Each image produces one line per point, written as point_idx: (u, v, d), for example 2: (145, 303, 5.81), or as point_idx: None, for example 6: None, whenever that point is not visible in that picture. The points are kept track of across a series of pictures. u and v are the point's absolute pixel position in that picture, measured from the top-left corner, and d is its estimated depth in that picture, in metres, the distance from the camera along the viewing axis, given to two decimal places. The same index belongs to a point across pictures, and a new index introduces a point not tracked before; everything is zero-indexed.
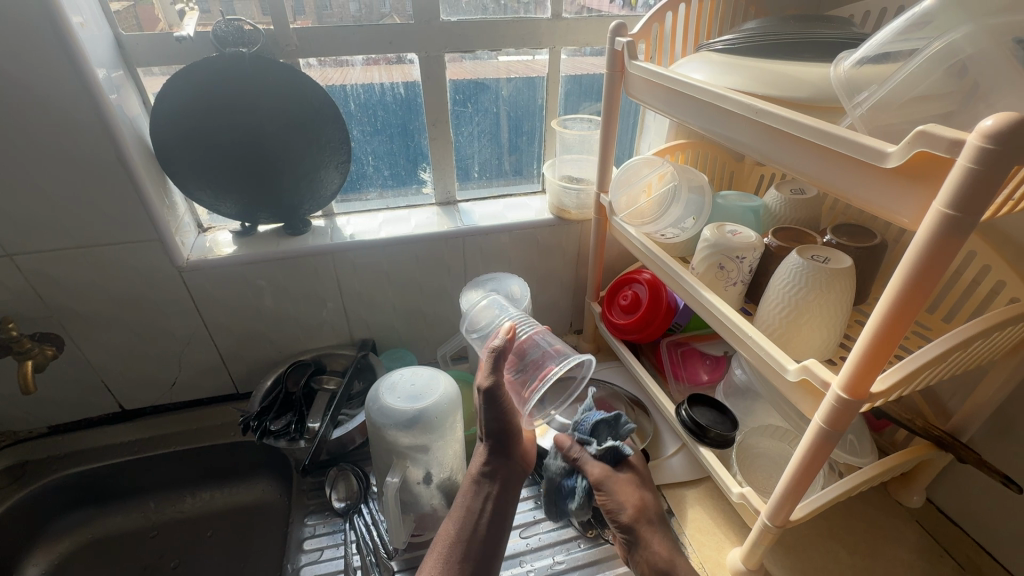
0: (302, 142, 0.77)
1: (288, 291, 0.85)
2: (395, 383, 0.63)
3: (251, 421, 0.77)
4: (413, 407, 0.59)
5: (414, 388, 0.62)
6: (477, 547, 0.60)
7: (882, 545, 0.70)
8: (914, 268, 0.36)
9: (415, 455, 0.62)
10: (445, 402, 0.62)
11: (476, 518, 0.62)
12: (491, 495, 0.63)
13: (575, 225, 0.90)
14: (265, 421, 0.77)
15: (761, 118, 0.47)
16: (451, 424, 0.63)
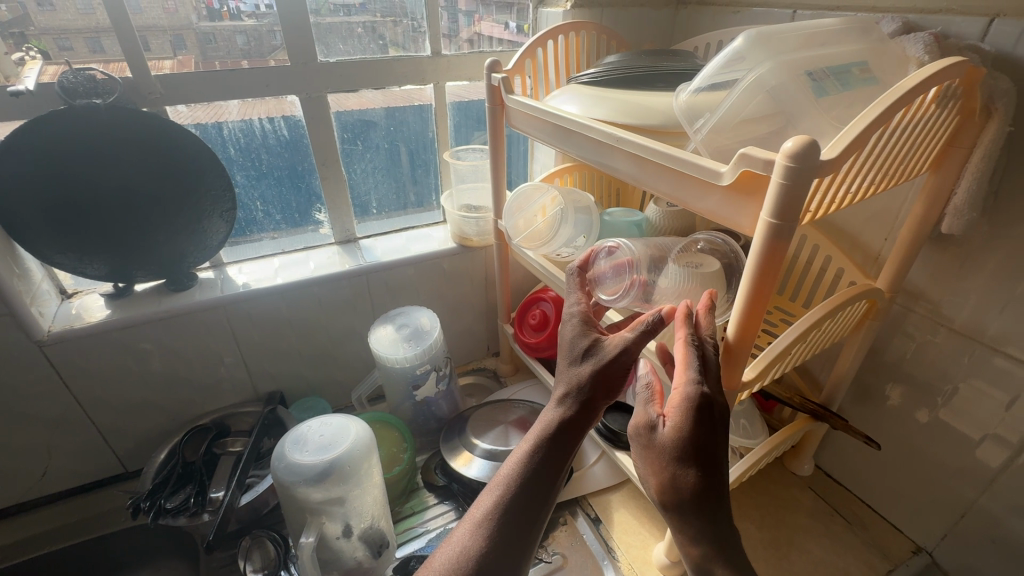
0: (179, 193, 0.73)
1: (176, 352, 0.78)
2: (303, 436, 0.60)
3: (142, 501, 0.68)
4: (323, 458, 0.57)
5: (323, 439, 0.59)
6: (513, 534, 0.49)
7: (783, 514, 0.77)
8: (758, 269, 0.41)
9: (330, 509, 0.59)
10: (358, 449, 0.59)
11: (521, 491, 0.50)
12: (543, 465, 0.51)
13: (479, 251, 0.92)
14: (158, 499, 0.69)
15: (622, 145, 0.52)
16: (366, 471, 0.60)
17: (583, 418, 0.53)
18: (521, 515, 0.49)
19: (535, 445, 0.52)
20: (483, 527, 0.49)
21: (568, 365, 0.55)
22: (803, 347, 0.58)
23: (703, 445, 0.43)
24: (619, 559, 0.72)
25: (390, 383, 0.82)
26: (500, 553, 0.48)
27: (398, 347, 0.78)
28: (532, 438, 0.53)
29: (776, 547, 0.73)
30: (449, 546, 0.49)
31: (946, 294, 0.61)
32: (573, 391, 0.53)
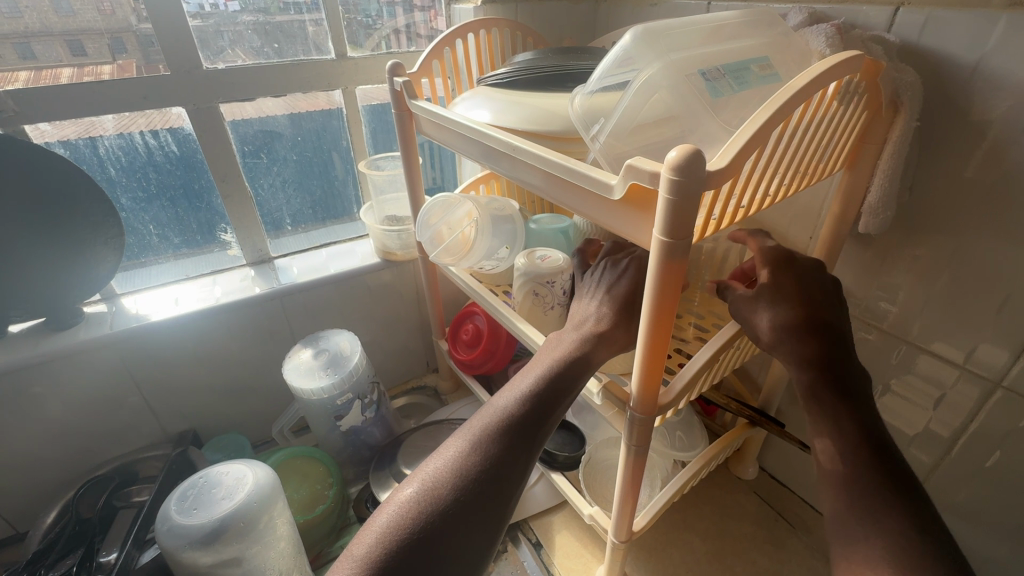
0: (48, 221, 0.64)
1: (63, 398, 0.70)
2: (196, 491, 0.54)
3: (19, 574, 0.61)
4: (212, 517, 0.51)
5: (219, 491, 0.54)
6: (498, 473, 0.43)
7: (729, 523, 0.75)
8: (657, 289, 0.38)
9: (228, 568, 0.53)
10: (257, 501, 0.54)
11: (514, 429, 0.45)
12: (540, 407, 0.47)
13: (406, 265, 0.87)
14: (39, 568, 0.62)
15: (519, 155, 0.47)
16: (268, 523, 0.54)
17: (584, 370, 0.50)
18: (508, 454, 0.44)
19: (538, 385, 0.48)
20: (491, 431, 0.45)
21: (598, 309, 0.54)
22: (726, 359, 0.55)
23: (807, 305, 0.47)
24: None
25: (311, 414, 0.76)
26: (502, 460, 0.44)
27: (312, 378, 0.71)
28: (534, 377, 0.48)
29: (720, 559, 0.70)
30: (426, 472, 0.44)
31: (871, 291, 0.59)
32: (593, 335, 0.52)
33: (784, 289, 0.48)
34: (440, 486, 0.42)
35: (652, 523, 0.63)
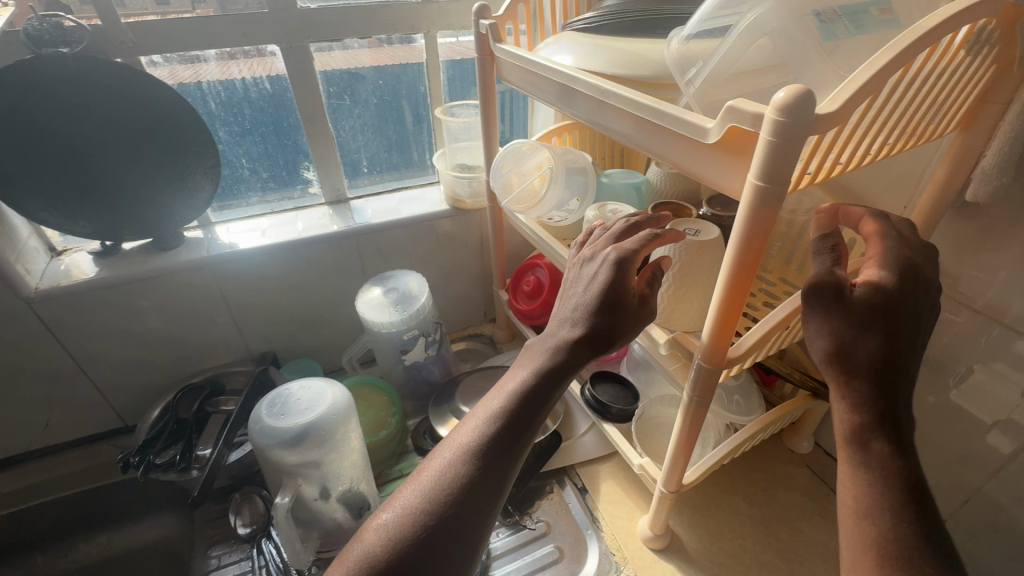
0: (157, 146, 0.70)
1: (165, 311, 0.78)
2: (283, 400, 0.59)
3: (131, 457, 0.70)
4: (297, 422, 0.56)
5: (301, 403, 0.59)
6: (492, 470, 0.41)
7: (777, 491, 0.75)
8: (744, 238, 0.38)
9: (308, 470, 0.59)
10: (334, 414, 0.59)
11: (508, 426, 0.43)
12: (534, 396, 0.44)
13: (473, 213, 0.88)
14: (148, 455, 0.70)
15: (607, 99, 0.47)
16: (344, 435, 0.60)
17: (588, 354, 0.47)
18: (502, 450, 0.42)
19: (534, 376, 0.45)
20: (468, 450, 0.42)
21: (584, 310, 0.48)
22: (801, 321, 0.54)
23: (898, 325, 0.39)
24: (604, 531, 0.71)
25: (379, 347, 0.81)
26: (481, 484, 0.40)
27: (383, 312, 0.76)
28: (509, 394, 0.44)
29: (766, 525, 0.71)
30: (416, 483, 0.41)
31: (967, 268, 0.56)
32: (585, 326, 0.47)
33: (878, 304, 0.39)
34: (412, 513, 0.39)
35: (702, 478, 0.64)
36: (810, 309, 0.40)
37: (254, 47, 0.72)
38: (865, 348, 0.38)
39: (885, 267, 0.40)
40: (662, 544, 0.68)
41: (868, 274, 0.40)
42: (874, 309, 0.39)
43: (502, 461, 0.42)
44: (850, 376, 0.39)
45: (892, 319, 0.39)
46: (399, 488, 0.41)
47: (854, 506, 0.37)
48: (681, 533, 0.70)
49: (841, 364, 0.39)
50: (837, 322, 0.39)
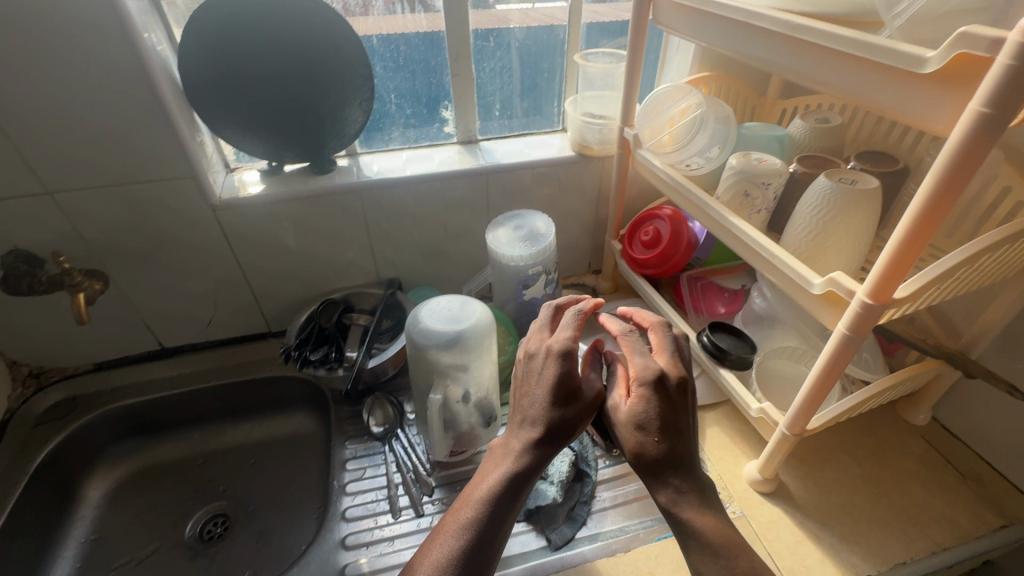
0: (326, 76, 0.77)
1: (316, 230, 0.87)
2: (434, 311, 0.65)
3: (291, 350, 0.83)
4: (450, 331, 0.62)
5: (450, 314, 0.65)
6: (483, 548, 0.48)
7: (889, 457, 0.75)
8: (947, 168, 0.39)
9: (452, 374, 0.65)
10: (479, 328, 0.65)
11: (489, 508, 0.49)
12: (511, 493, 0.50)
13: (597, 161, 0.91)
14: (304, 352, 0.83)
15: (797, 35, 0.48)
16: (487, 346, 0.66)
17: (545, 459, 0.51)
18: (485, 530, 0.49)
19: (504, 478, 0.50)
20: (458, 545, 0.48)
21: (540, 393, 0.52)
22: (956, 279, 0.53)
23: (676, 432, 0.50)
24: (709, 471, 0.74)
25: (500, 281, 0.86)
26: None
27: (513, 246, 0.81)
28: (488, 492, 0.50)
29: (876, 485, 0.71)
30: (430, 554, 0.48)
31: None
32: (533, 434, 0.52)
33: (654, 412, 0.50)
34: None
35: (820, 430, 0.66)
36: (641, 468, 0.50)
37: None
38: (649, 459, 0.50)
39: (648, 404, 0.50)
40: (769, 488, 0.70)
41: (633, 407, 0.51)
42: (659, 437, 0.49)
43: (485, 554, 0.48)
44: (650, 469, 0.50)
45: (658, 424, 0.50)
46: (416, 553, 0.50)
47: (711, 522, 0.49)
48: (788, 482, 0.72)
49: (650, 469, 0.50)
50: (625, 422, 0.51)
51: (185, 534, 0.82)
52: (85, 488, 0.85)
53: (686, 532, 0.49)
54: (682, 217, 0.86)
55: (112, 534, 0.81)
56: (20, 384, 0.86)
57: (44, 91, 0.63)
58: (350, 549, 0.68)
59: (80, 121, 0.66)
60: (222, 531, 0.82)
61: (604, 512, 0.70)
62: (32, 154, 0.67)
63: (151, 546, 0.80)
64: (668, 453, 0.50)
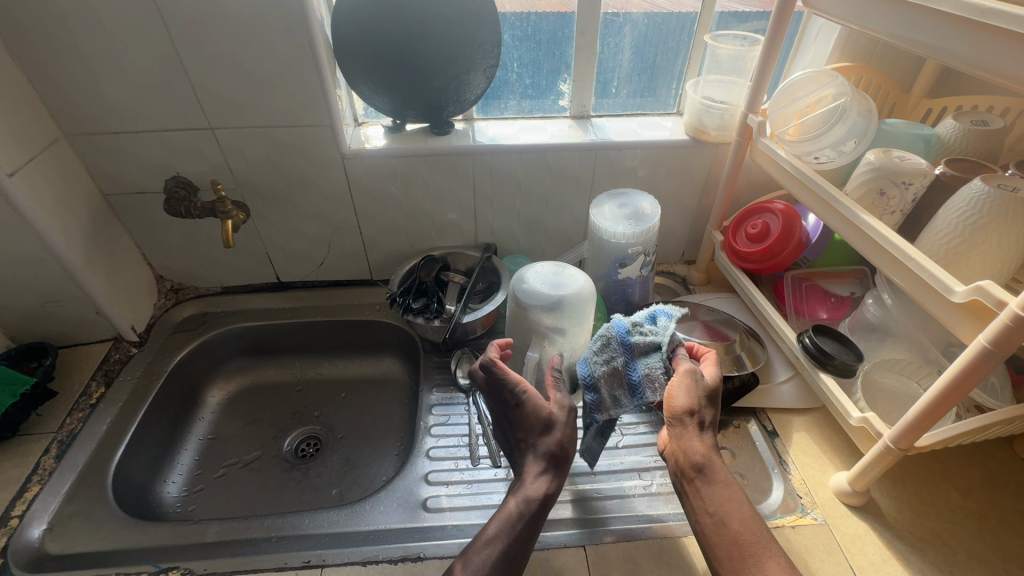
0: (459, 40, 0.80)
1: (427, 188, 0.91)
2: (539, 276, 0.70)
3: (395, 298, 0.89)
4: (556, 292, 0.66)
5: (555, 279, 0.70)
6: (520, 552, 0.55)
7: (1001, 494, 0.69)
8: None
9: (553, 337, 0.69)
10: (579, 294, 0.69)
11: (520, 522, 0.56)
12: (533, 513, 0.57)
13: (711, 148, 0.88)
14: (407, 300, 0.89)
15: (985, 20, 0.44)
16: (586, 312, 0.70)
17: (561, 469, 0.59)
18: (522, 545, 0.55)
19: (517, 501, 0.57)
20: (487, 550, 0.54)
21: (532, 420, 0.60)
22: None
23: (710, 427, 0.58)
24: (792, 474, 0.72)
25: (596, 256, 0.87)
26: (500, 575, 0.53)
27: (617, 223, 0.82)
28: (509, 508, 0.57)
29: (982, 520, 0.66)
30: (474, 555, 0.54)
31: None
32: (540, 461, 0.59)
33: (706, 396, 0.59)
34: None
35: (929, 449, 0.60)
36: (694, 453, 0.57)
37: None
38: (700, 449, 0.57)
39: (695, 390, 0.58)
40: (858, 502, 0.67)
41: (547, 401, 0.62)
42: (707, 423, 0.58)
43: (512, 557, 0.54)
44: (700, 460, 0.56)
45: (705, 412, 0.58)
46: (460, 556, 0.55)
47: (748, 525, 0.53)
48: (880, 500, 0.68)
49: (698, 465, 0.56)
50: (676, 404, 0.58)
51: (282, 448, 0.91)
52: (205, 394, 0.96)
53: (705, 511, 0.55)
54: (796, 213, 0.83)
55: (223, 436, 0.92)
56: (163, 295, 0.99)
57: (222, 35, 0.71)
58: (431, 484, 0.73)
59: (246, 63, 0.74)
60: (313, 451, 0.91)
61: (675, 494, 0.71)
62: (204, 91, 0.76)
63: (254, 452, 0.90)
64: (705, 452, 0.57)
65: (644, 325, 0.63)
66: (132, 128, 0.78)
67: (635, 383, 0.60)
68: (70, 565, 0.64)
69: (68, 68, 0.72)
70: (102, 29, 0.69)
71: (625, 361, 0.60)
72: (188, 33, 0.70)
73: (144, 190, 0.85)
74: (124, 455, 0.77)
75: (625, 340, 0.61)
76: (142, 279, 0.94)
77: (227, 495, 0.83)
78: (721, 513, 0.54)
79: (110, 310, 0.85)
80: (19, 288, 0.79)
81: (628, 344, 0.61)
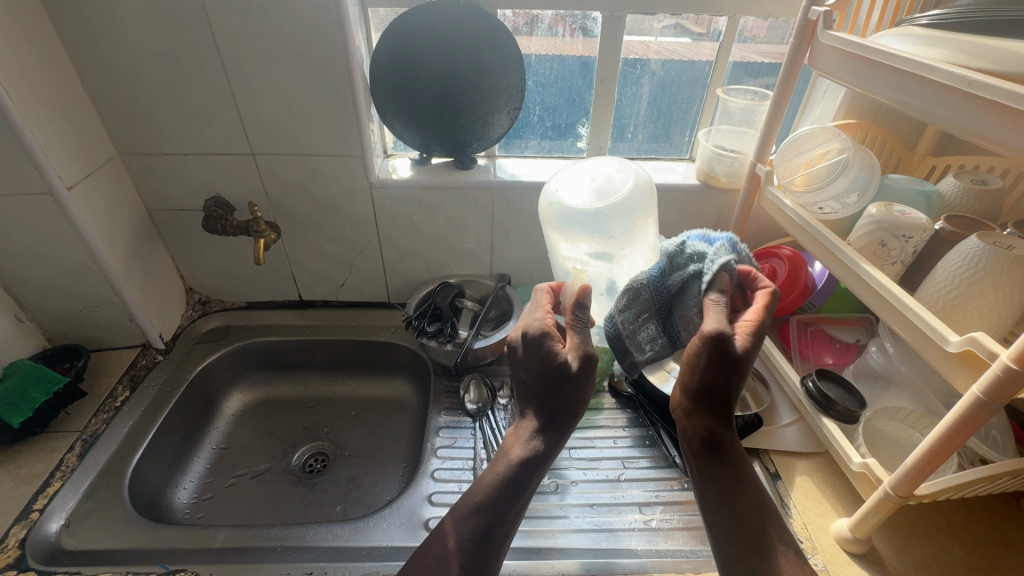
0: (486, 84, 0.87)
1: (448, 218, 0.96)
2: None
3: (411, 321, 0.93)
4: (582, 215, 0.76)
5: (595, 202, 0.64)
6: (505, 513, 0.60)
7: (1007, 552, 0.68)
8: None
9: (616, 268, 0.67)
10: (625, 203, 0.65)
11: (514, 479, 0.61)
12: (525, 471, 0.61)
13: (721, 193, 0.92)
14: (422, 323, 0.92)
15: (974, 91, 0.48)
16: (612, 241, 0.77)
17: (557, 433, 0.62)
18: (515, 503, 0.61)
19: (514, 458, 0.62)
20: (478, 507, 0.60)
21: (537, 359, 0.60)
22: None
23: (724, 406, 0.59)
24: (793, 517, 0.72)
25: None
26: (487, 529, 0.59)
27: None
28: (504, 466, 0.62)
29: None
30: (467, 511, 0.61)
31: None
32: (538, 421, 0.63)
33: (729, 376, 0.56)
34: (440, 541, 0.60)
35: (929, 498, 0.61)
36: (699, 430, 0.60)
37: (583, 28, 0.87)
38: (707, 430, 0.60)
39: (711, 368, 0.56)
40: (859, 550, 0.67)
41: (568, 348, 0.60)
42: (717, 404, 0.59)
43: (499, 517, 0.60)
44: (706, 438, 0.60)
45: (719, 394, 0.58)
46: (453, 510, 0.62)
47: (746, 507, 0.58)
48: (882, 550, 0.68)
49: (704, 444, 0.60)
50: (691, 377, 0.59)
51: (291, 462, 0.93)
52: (221, 404, 0.99)
53: (711, 491, 0.60)
54: (802, 259, 0.85)
55: (236, 446, 0.95)
56: (190, 307, 1.04)
57: (272, 71, 0.78)
58: (434, 505, 0.75)
59: (291, 96, 0.80)
60: (320, 467, 0.92)
61: (674, 531, 0.71)
62: (250, 120, 0.82)
63: (263, 465, 0.92)
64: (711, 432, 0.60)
65: (689, 253, 0.63)
66: (181, 150, 0.85)
67: (671, 319, 0.66)
68: (82, 562, 0.66)
69: (131, 94, 0.79)
70: (167, 62, 0.76)
71: (660, 301, 0.65)
72: (242, 69, 0.77)
73: (185, 207, 0.91)
74: (141, 457, 0.80)
75: (660, 284, 0.63)
76: (173, 290, 0.99)
77: (235, 504, 0.85)
78: (727, 496, 0.59)
79: (142, 317, 0.90)
80: (62, 291, 0.85)
81: (664, 283, 0.63)
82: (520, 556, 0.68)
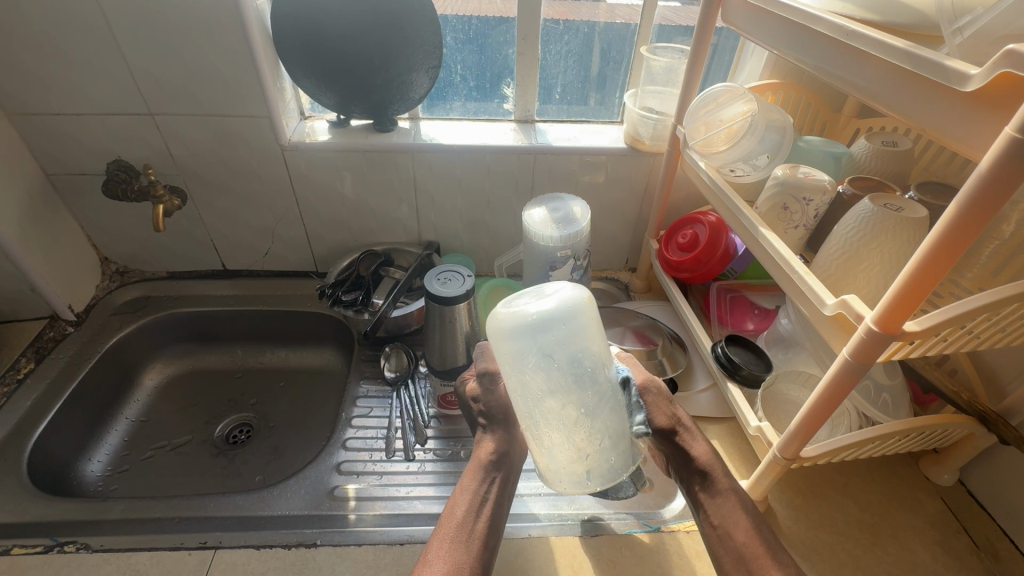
0: (398, 40, 0.82)
1: (369, 184, 0.92)
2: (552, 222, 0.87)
3: (327, 289, 0.90)
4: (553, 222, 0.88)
5: (517, 316, 0.54)
6: (489, 509, 0.60)
7: (898, 510, 0.70)
8: (962, 209, 0.37)
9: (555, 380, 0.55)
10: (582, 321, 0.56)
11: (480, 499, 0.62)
12: (492, 465, 0.63)
13: (647, 157, 0.90)
14: (338, 292, 0.90)
15: (851, 41, 0.45)
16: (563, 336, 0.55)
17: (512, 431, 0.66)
18: (494, 518, 0.60)
19: (477, 458, 0.64)
20: (460, 516, 0.59)
21: (466, 402, 0.69)
22: (976, 330, 0.48)
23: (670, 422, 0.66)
24: None
25: (530, 259, 0.89)
26: (477, 525, 0.58)
27: (546, 227, 0.83)
28: (468, 479, 0.63)
29: (873, 533, 0.67)
30: (446, 537, 0.58)
31: None
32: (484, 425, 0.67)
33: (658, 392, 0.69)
34: (439, 547, 0.57)
35: (818, 460, 0.62)
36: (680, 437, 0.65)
37: None
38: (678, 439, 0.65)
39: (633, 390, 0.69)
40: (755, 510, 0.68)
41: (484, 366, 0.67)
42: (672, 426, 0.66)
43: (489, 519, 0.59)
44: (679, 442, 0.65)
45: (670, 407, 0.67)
46: (430, 541, 0.58)
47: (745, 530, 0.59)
48: (779, 510, 0.69)
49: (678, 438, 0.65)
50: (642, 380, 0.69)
51: (213, 433, 0.92)
52: (141, 377, 0.97)
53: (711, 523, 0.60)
54: (724, 225, 0.84)
55: (156, 419, 0.93)
56: (107, 277, 1.00)
57: (160, 23, 0.72)
58: (343, 473, 0.74)
59: (183, 52, 0.75)
60: (243, 438, 0.91)
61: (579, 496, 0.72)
62: (142, 78, 0.77)
63: (184, 436, 0.91)
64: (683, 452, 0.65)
65: None
66: (72, 110, 0.80)
67: None
68: None
69: (7, 50, 0.74)
70: (41, 13, 0.70)
71: None
72: (125, 20, 0.72)
73: (86, 171, 0.87)
74: (46, 431, 0.78)
75: None
76: (84, 260, 0.95)
77: (150, 477, 0.84)
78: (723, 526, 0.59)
79: (45, 288, 0.87)
80: None
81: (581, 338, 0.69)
82: (424, 521, 0.69)
